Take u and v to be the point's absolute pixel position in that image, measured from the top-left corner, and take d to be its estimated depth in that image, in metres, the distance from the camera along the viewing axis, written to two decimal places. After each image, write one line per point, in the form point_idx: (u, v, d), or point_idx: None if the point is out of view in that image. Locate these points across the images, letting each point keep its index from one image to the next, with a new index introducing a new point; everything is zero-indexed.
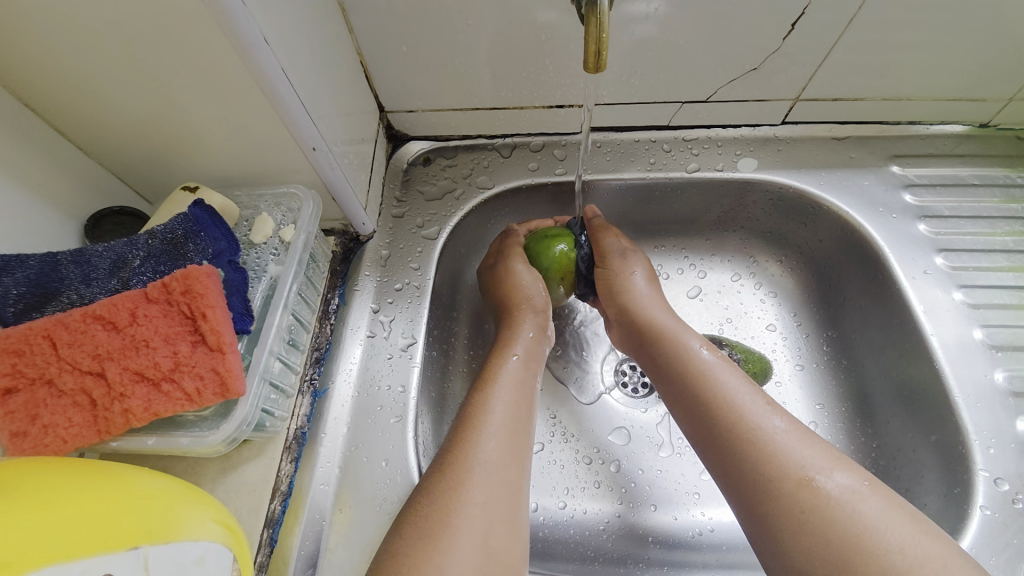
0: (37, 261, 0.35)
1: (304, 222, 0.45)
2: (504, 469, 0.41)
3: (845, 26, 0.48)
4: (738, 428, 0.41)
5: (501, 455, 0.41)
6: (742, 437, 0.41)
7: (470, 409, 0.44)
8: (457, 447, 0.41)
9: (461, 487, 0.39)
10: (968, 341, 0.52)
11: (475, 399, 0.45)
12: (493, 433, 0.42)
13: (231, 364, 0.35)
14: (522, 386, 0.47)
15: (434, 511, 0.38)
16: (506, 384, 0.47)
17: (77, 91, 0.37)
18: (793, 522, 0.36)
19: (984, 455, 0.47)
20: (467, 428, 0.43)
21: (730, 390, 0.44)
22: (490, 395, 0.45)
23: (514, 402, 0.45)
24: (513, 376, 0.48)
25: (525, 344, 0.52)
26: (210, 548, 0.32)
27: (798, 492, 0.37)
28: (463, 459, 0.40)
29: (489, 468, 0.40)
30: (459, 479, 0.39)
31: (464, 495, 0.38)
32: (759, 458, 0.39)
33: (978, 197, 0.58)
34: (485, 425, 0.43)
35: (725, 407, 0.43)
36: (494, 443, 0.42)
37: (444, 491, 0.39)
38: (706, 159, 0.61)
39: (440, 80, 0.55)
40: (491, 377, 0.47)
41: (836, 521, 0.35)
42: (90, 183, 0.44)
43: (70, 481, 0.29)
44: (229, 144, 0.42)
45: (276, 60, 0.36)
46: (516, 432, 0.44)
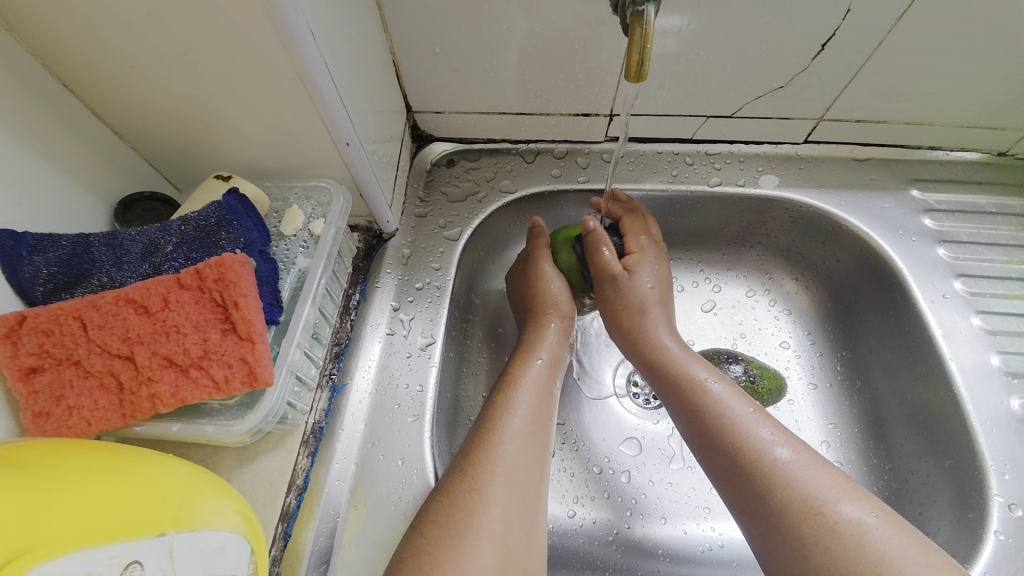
0: (70, 242, 0.35)
1: (333, 216, 0.46)
2: (523, 473, 0.41)
3: (874, 49, 0.49)
4: (743, 456, 0.41)
5: (520, 458, 0.41)
6: (747, 466, 0.41)
7: (491, 412, 0.44)
8: (478, 450, 0.41)
9: (483, 489, 0.39)
10: (985, 367, 0.52)
11: (496, 402, 0.45)
12: (513, 437, 0.42)
13: (260, 353, 0.35)
14: (543, 390, 0.47)
15: (455, 512, 0.37)
16: (527, 388, 0.46)
17: (116, 75, 0.37)
18: (797, 551, 0.36)
19: (999, 481, 0.47)
20: (488, 431, 0.42)
21: (734, 415, 0.44)
22: (512, 399, 0.45)
23: (534, 407, 0.45)
24: (536, 380, 0.48)
25: (549, 349, 0.52)
26: (231, 538, 0.32)
27: (804, 524, 0.37)
28: (484, 461, 0.40)
29: (508, 471, 0.40)
30: (481, 480, 0.39)
31: (486, 496, 0.38)
32: (765, 487, 0.39)
33: (997, 224, 0.59)
34: (506, 428, 0.43)
35: (730, 433, 0.43)
36: (513, 447, 0.42)
37: (465, 491, 0.38)
38: (728, 174, 0.62)
39: (470, 83, 0.55)
40: (514, 381, 0.47)
41: (840, 555, 0.35)
42: (122, 168, 0.44)
43: (98, 464, 0.29)
44: (263, 134, 0.42)
45: (318, 54, 0.36)
46: (535, 437, 0.43)
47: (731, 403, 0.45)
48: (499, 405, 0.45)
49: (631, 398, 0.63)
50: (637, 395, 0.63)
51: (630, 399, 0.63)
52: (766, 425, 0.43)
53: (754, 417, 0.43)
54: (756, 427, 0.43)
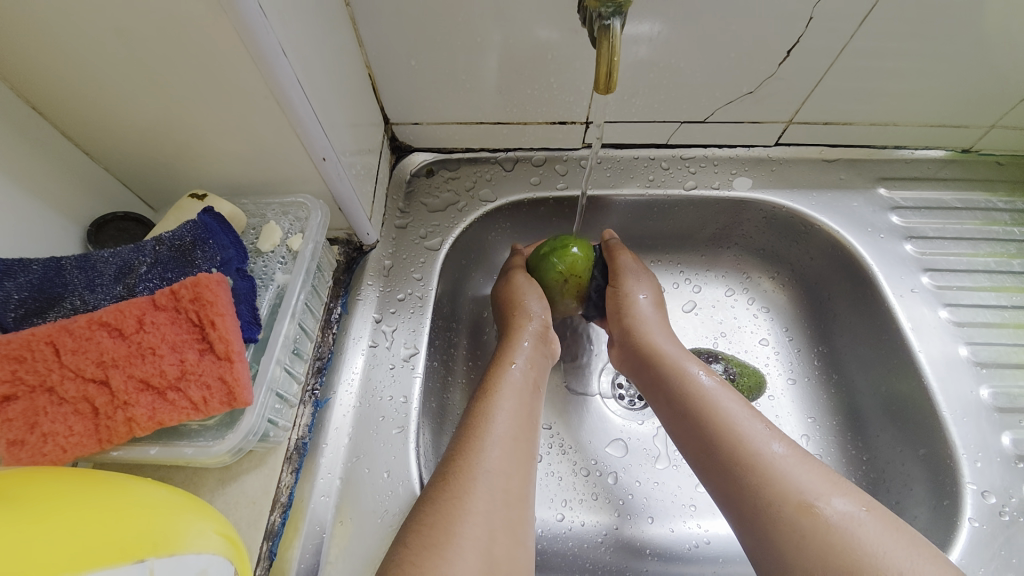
0: (41, 266, 0.35)
1: (311, 231, 0.46)
2: (506, 478, 0.41)
3: (836, 54, 0.51)
4: (738, 453, 0.42)
5: (504, 464, 0.42)
6: (743, 463, 0.41)
7: (472, 419, 0.45)
8: (459, 457, 0.42)
9: (465, 496, 0.39)
10: (954, 358, 0.53)
11: (477, 409, 0.46)
12: (495, 443, 0.43)
13: (239, 373, 0.35)
14: (524, 396, 0.48)
15: (438, 520, 0.37)
16: (507, 393, 0.47)
17: (87, 96, 0.37)
18: (793, 544, 0.37)
19: (972, 468, 0.49)
20: (470, 438, 0.43)
21: (726, 412, 0.45)
22: (493, 405, 0.46)
23: (515, 413, 0.46)
24: (517, 385, 0.48)
25: (525, 355, 0.52)
26: (212, 560, 0.32)
27: (800, 517, 0.37)
28: (467, 468, 0.41)
29: (491, 477, 0.40)
30: (464, 487, 0.39)
31: (469, 504, 0.38)
32: (760, 483, 0.40)
33: (961, 219, 0.61)
34: (488, 434, 0.43)
35: (725, 432, 0.43)
36: (495, 453, 0.42)
37: (447, 499, 0.39)
38: (703, 177, 0.63)
39: (446, 94, 0.56)
40: (494, 387, 0.47)
41: (835, 547, 0.35)
42: (94, 188, 0.43)
43: (74, 491, 0.29)
44: (238, 151, 0.42)
45: (291, 71, 0.37)
46: (518, 442, 0.44)
47: (724, 402, 0.46)
48: (479, 412, 0.45)
49: (617, 400, 0.63)
50: (622, 397, 0.64)
51: (615, 401, 0.63)
52: (757, 421, 0.44)
53: (746, 415, 0.45)
54: (749, 423, 0.44)
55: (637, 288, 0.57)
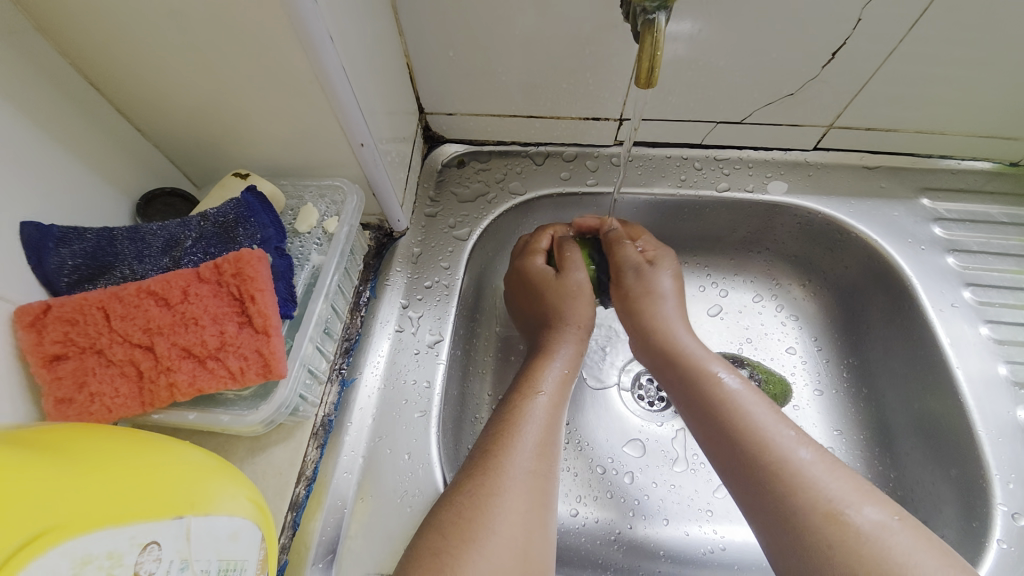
0: (95, 235, 0.37)
1: (346, 214, 0.47)
2: (541, 479, 0.41)
3: (885, 58, 0.49)
4: (763, 460, 0.41)
5: (540, 465, 0.42)
6: (767, 470, 0.41)
7: (511, 416, 0.45)
8: (499, 453, 0.42)
9: (503, 493, 0.39)
10: (993, 377, 0.52)
11: (517, 405, 0.46)
12: (532, 443, 0.43)
13: (275, 346, 0.36)
14: (562, 397, 0.48)
15: (476, 514, 0.38)
16: (548, 392, 0.47)
17: (143, 76, 0.39)
18: (821, 554, 0.36)
19: (1006, 491, 0.47)
20: (509, 435, 0.43)
21: (751, 416, 0.44)
22: (532, 403, 0.46)
23: (552, 415, 0.46)
24: (556, 385, 0.48)
25: (569, 354, 0.52)
26: (242, 524, 0.33)
27: (828, 526, 0.37)
28: (505, 465, 0.41)
29: (528, 477, 0.41)
30: (502, 484, 0.40)
31: (507, 501, 0.39)
32: (786, 490, 0.39)
33: (1008, 234, 0.58)
34: (525, 433, 0.43)
35: (751, 436, 0.43)
36: (533, 454, 0.42)
37: (487, 494, 0.39)
38: (737, 179, 0.62)
39: (482, 86, 0.56)
40: (534, 384, 0.48)
41: (866, 558, 0.35)
42: (144, 164, 0.45)
43: (118, 450, 0.30)
44: (281, 134, 0.43)
45: (337, 57, 0.37)
46: (552, 443, 0.44)
47: (749, 404, 0.45)
48: (519, 409, 0.45)
49: (636, 400, 0.63)
50: (641, 397, 0.63)
51: (634, 400, 0.63)
52: (784, 425, 0.43)
53: (772, 419, 0.44)
54: (774, 426, 0.43)
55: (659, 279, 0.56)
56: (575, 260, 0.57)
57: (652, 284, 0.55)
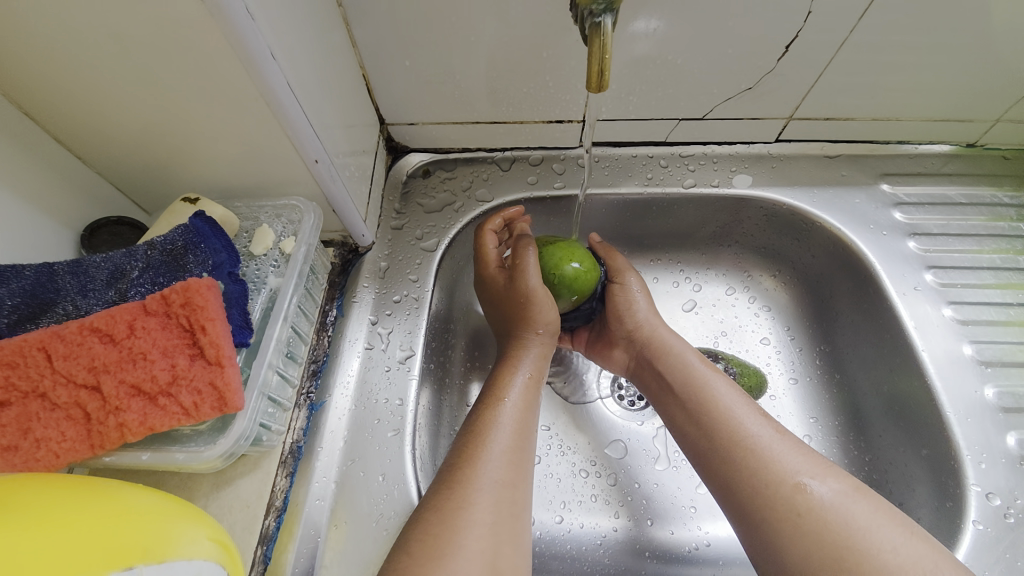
0: (33, 271, 0.35)
1: (304, 233, 0.45)
2: (511, 489, 0.41)
3: (836, 49, 0.50)
4: (732, 440, 0.42)
5: (509, 475, 0.41)
6: (735, 449, 0.41)
7: (477, 428, 0.44)
8: (465, 466, 0.41)
9: (470, 506, 0.38)
10: (958, 356, 0.53)
11: (483, 416, 0.45)
12: (500, 454, 0.42)
13: (230, 378, 0.34)
14: (529, 404, 0.47)
15: (443, 530, 0.37)
16: (514, 400, 0.47)
17: (78, 101, 0.37)
18: (788, 526, 0.36)
19: (976, 470, 0.48)
20: (476, 448, 0.42)
21: (720, 398, 0.45)
22: (499, 413, 0.45)
23: (520, 424, 0.45)
24: (522, 393, 0.48)
25: (535, 359, 0.51)
26: (203, 566, 0.32)
27: (794, 497, 0.37)
28: (472, 478, 0.40)
29: (496, 488, 0.40)
30: (469, 497, 0.39)
31: (474, 514, 0.38)
32: (754, 466, 0.40)
33: (965, 215, 0.60)
34: (492, 444, 0.43)
35: (720, 419, 0.43)
36: (501, 464, 0.42)
37: (453, 509, 0.38)
38: (702, 175, 0.62)
39: (441, 94, 0.55)
40: (500, 393, 0.47)
41: (830, 525, 0.35)
42: (88, 193, 0.43)
43: (62, 498, 0.28)
44: (231, 155, 0.42)
45: (281, 74, 0.36)
46: (521, 453, 0.44)
47: (717, 390, 0.46)
48: (485, 420, 0.45)
49: (616, 401, 0.63)
50: (621, 397, 0.63)
51: (614, 401, 0.63)
52: (749, 407, 0.44)
53: (740, 402, 0.45)
54: (740, 409, 0.44)
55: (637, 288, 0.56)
56: (527, 264, 0.51)
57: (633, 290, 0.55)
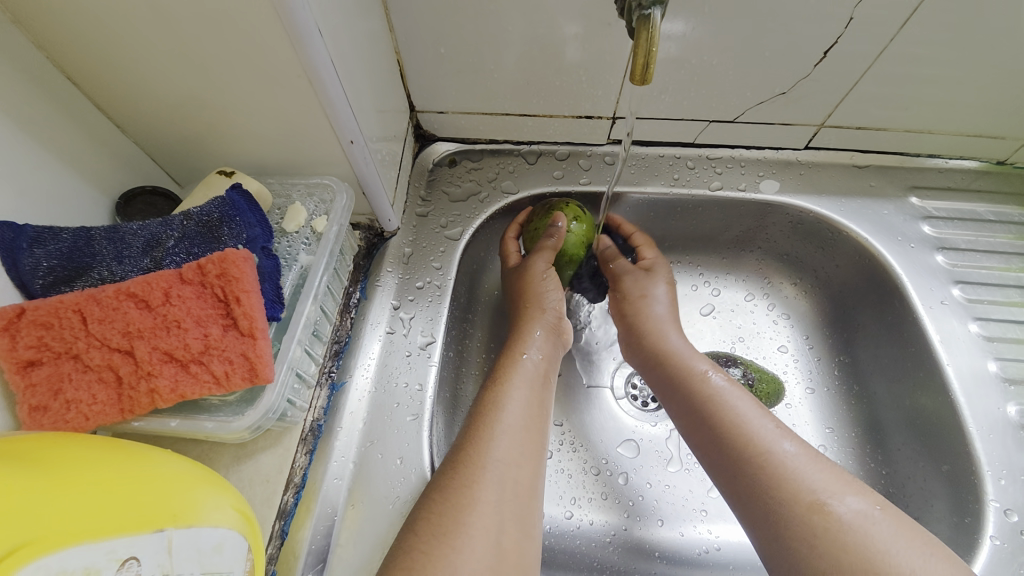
0: (71, 235, 0.35)
1: (336, 213, 0.45)
2: (518, 469, 0.41)
3: (876, 57, 0.49)
4: (746, 452, 0.41)
5: (517, 456, 0.41)
6: (750, 461, 0.41)
7: (483, 409, 0.44)
8: (470, 445, 0.41)
9: (475, 485, 0.39)
10: (982, 373, 0.52)
11: (488, 399, 0.45)
12: (506, 433, 0.42)
13: (262, 350, 0.35)
14: (537, 387, 0.48)
15: (447, 508, 0.37)
16: (520, 383, 0.47)
17: (121, 69, 0.37)
18: (803, 545, 0.36)
19: (996, 486, 0.48)
20: (482, 427, 0.43)
21: (737, 411, 0.44)
22: (505, 394, 0.45)
23: (531, 405, 0.46)
24: (528, 376, 0.48)
25: (538, 345, 0.52)
26: (228, 534, 0.32)
27: (810, 518, 0.37)
28: (477, 457, 0.40)
29: (503, 467, 0.40)
30: (473, 476, 0.39)
31: (478, 492, 0.38)
32: (770, 483, 0.39)
33: (994, 232, 0.59)
34: (499, 424, 0.43)
35: (734, 428, 0.43)
36: (507, 444, 0.42)
37: (457, 488, 0.38)
38: (729, 178, 0.62)
39: (473, 84, 0.55)
40: (507, 376, 0.47)
41: (849, 546, 0.35)
42: (124, 162, 0.44)
43: (96, 459, 0.29)
44: (267, 131, 0.42)
45: (325, 51, 0.36)
46: (530, 433, 0.44)
47: (733, 402, 0.45)
48: (490, 402, 0.45)
49: (630, 400, 0.63)
50: (635, 397, 0.63)
51: (628, 400, 0.63)
52: (767, 421, 0.43)
53: (757, 414, 0.44)
54: (758, 422, 0.43)
55: (653, 288, 0.57)
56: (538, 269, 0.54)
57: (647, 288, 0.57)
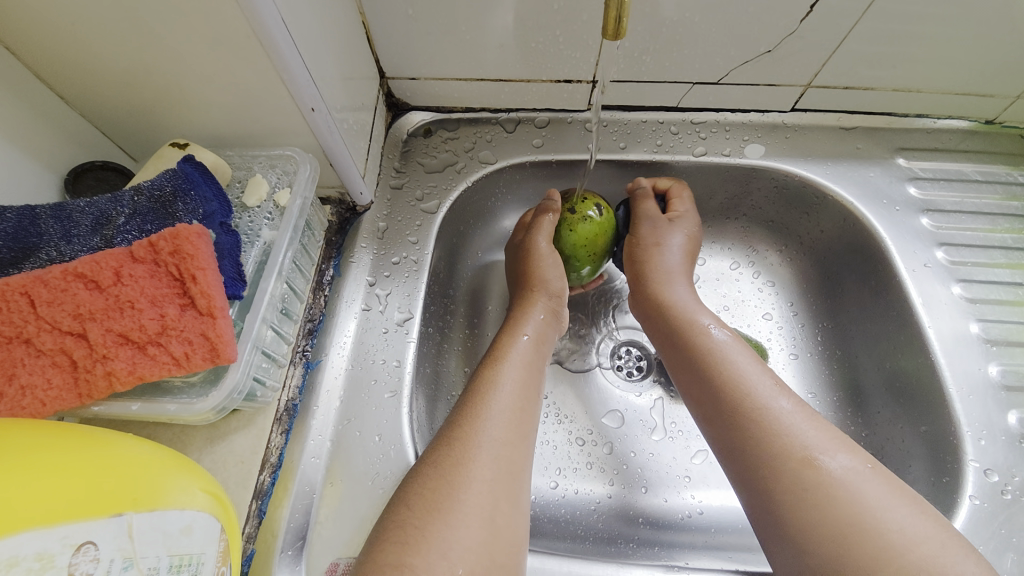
0: (15, 214, 0.33)
1: (300, 186, 0.44)
2: (509, 448, 0.40)
3: (863, 10, 0.47)
4: (742, 406, 0.42)
5: (509, 435, 0.41)
6: (746, 413, 0.41)
7: (478, 387, 0.44)
8: (463, 425, 0.41)
9: (469, 463, 0.38)
10: (965, 335, 0.52)
11: (485, 376, 0.45)
12: (500, 413, 0.42)
13: (222, 329, 0.33)
14: (532, 366, 0.47)
15: (442, 485, 0.37)
16: (515, 363, 0.46)
17: (53, 33, 0.34)
18: (792, 498, 0.36)
19: (975, 447, 0.48)
20: (476, 406, 0.42)
21: (738, 367, 0.45)
22: (499, 373, 0.45)
23: (522, 383, 0.45)
24: (524, 356, 0.47)
25: (535, 325, 0.51)
26: (196, 517, 0.32)
27: (800, 471, 0.37)
28: (470, 436, 0.40)
29: (495, 446, 0.40)
30: (467, 454, 0.39)
31: (473, 470, 0.38)
32: (762, 435, 0.39)
33: (980, 193, 0.58)
34: (493, 403, 0.42)
35: (731, 380, 0.44)
36: (501, 423, 0.41)
37: (451, 466, 0.38)
38: (713, 143, 0.60)
39: (445, 48, 0.52)
40: (501, 356, 0.47)
41: (837, 501, 0.35)
42: (72, 135, 0.41)
43: (54, 443, 0.28)
44: (223, 101, 0.40)
45: (274, 9, 0.34)
46: (523, 413, 0.43)
47: (733, 356, 0.46)
48: (486, 379, 0.45)
49: (614, 371, 0.63)
50: (620, 368, 0.63)
51: (613, 372, 0.63)
52: (767, 377, 0.44)
53: (758, 370, 0.44)
54: (761, 378, 0.43)
55: (670, 236, 0.57)
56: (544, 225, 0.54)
57: (663, 237, 0.56)
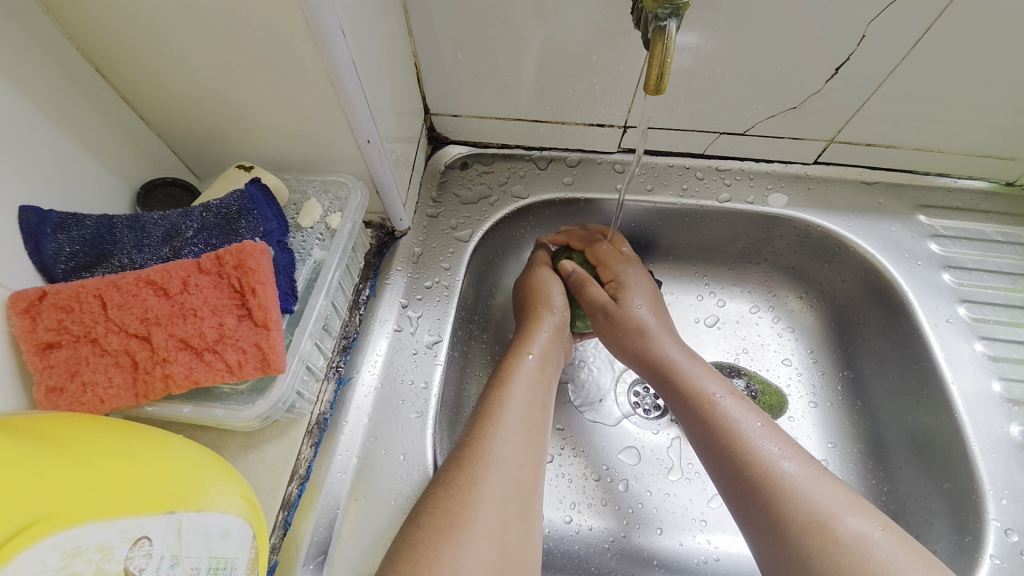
0: (94, 222, 0.36)
1: (350, 210, 0.46)
2: (518, 469, 0.41)
3: (886, 75, 0.50)
4: (749, 466, 0.42)
5: (515, 456, 0.42)
6: (754, 475, 0.41)
7: (488, 408, 0.45)
8: (473, 445, 0.42)
9: (478, 483, 0.39)
10: (987, 393, 0.52)
11: (494, 399, 0.46)
12: (508, 433, 0.43)
13: (274, 340, 0.35)
14: (539, 388, 0.48)
15: (453, 504, 0.38)
16: (522, 384, 0.47)
17: (146, 62, 0.38)
18: (804, 562, 0.37)
19: (996, 506, 0.48)
20: (486, 426, 0.43)
21: (744, 427, 0.44)
22: (508, 395, 0.46)
23: (531, 406, 0.46)
24: (531, 378, 0.48)
25: (541, 345, 0.52)
26: (234, 521, 0.33)
27: (810, 536, 0.37)
28: (481, 456, 0.41)
29: (504, 466, 0.41)
30: (477, 474, 0.40)
31: (482, 489, 0.39)
32: (772, 498, 0.40)
33: (1001, 253, 0.59)
34: (500, 423, 0.43)
35: (736, 443, 0.43)
36: (508, 444, 0.42)
37: (463, 484, 0.39)
38: (738, 190, 0.63)
39: (489, 89, 0.56)
40: (510, 377, 0.48)
41: (849, 567, 0.35)
42: (146, 152, 0.45)
43: (115, 440, 0.30)
44: (287, 129, 0.43)
45: (347, 53, 0.37)
46: (531, 435, 0.44)
47: (739, 416, 0.45)
48: (495, 400, 0.45)
49: (632, 408, 0.63)
50: (638, 405, 0.63)
51: (631, 408, 0.63)
52: (773, 438, 0.43)
53: (762, 430, 0.44)
54: (764, 440, 0.43)
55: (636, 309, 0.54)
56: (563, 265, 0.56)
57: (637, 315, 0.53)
